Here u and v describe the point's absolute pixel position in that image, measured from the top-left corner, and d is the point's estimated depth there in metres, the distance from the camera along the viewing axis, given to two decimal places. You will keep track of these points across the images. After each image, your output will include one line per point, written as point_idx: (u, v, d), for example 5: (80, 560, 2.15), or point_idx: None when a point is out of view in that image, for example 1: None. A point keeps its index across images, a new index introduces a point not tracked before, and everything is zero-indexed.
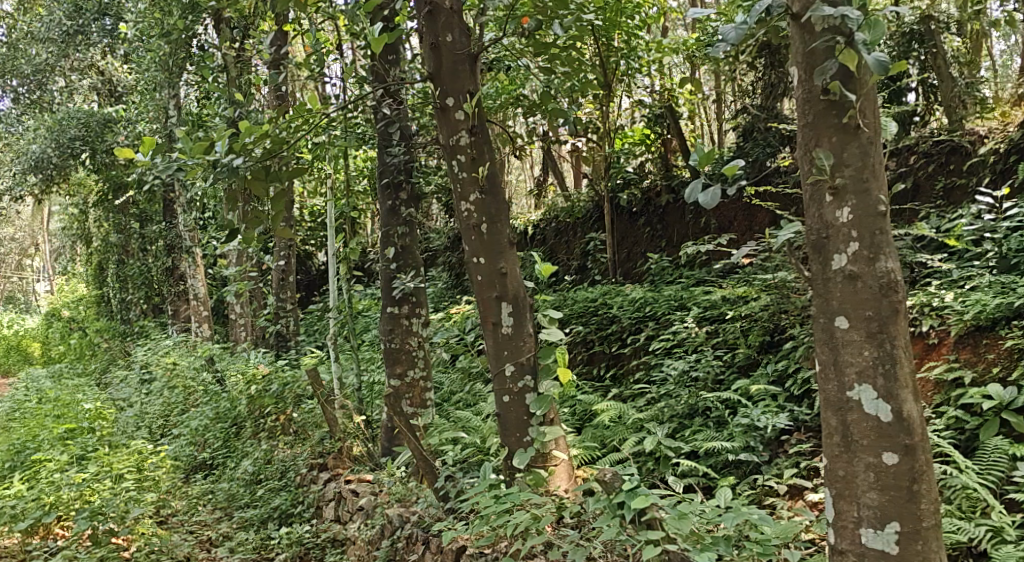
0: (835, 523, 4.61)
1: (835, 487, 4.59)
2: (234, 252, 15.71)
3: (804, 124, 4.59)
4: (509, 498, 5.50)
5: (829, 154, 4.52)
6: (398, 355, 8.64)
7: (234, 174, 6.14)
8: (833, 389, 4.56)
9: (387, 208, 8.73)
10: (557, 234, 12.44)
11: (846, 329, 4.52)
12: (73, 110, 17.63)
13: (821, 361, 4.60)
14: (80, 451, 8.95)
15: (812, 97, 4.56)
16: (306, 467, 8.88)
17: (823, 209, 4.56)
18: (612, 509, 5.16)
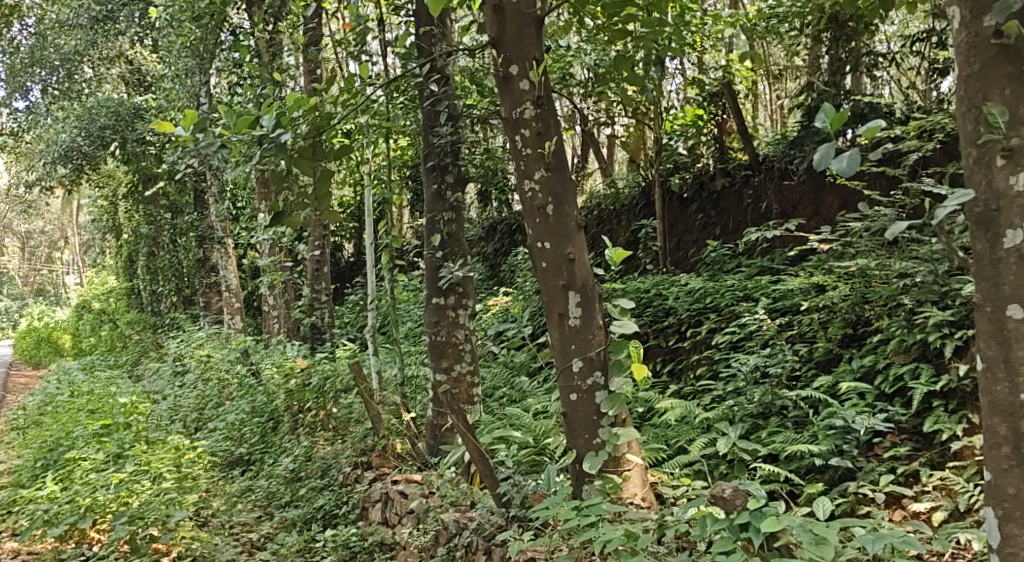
0: (1001, 549, 3.84)
1: (1001, 507, 3.82)
2: (268, 242, 15.33)
3: (968, 74, 3.82)
4: (593, 511, 4.98)
5: (1002, 109, 3.76)
6: (445, 349, 8.18)
7: (279, 152, 5.64)
8: (1003, 391, 3.79)
9: (431, 192, 8.18)
10: (601, 222, 11.89)
11: (1020, 319, 3.75)
12: (102, 99, 17.35)
13: (986, 357, 3.84)
14: (116, 449, 8.57)
15: (980, 40, 3.80)
16: (349, 466, 8.42)
17: (992, 175, 3.78)
18: (735, 532, 4.55)
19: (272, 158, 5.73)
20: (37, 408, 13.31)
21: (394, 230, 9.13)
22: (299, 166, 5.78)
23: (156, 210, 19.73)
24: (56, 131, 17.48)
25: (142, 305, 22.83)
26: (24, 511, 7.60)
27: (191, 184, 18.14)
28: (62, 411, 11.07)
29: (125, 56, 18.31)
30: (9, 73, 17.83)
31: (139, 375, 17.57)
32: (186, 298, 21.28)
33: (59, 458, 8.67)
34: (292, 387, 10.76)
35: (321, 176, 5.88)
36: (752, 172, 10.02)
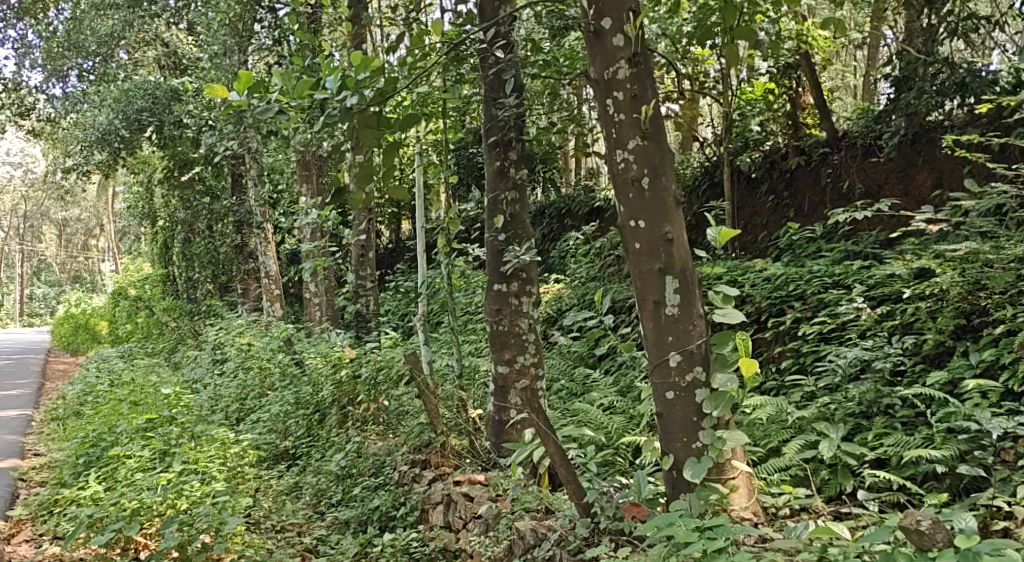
0: None
1: None
2: (309, 227, 14.90)
3: None
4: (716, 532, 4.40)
5: None
6: (508, 340, 7.64)
7: (345, 118, 5.20)
8: None
9: (493, 168, 7.61)
10: None
11: None
12: (139, 82, 17.00)
13: None
14: (163, 448, 8.16)
15: None
16: (404, 463, 7.91)
17: None
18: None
19: (335, 125, 5.27)
20: (76, 398, 12.98)
21: (455, 211, 8.46)
22: (362, 138, 5.37)
23: (192, 195, 19.36)
24: (94, 114, 17.24)
25: (178, 292, 22.47)
26: (66, 513, 7.25)
27: (229, 168, 17.76)
28: (103, 402, 10.70)
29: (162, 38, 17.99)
30: (47, 56, 17.80)
31: (178, 363, 17.20)
32: (224, 285, 20.91)
33: (102, 454, 8.27)
34: (339, 379, 10.27)
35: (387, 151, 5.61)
36: (831, 149, 9.41)
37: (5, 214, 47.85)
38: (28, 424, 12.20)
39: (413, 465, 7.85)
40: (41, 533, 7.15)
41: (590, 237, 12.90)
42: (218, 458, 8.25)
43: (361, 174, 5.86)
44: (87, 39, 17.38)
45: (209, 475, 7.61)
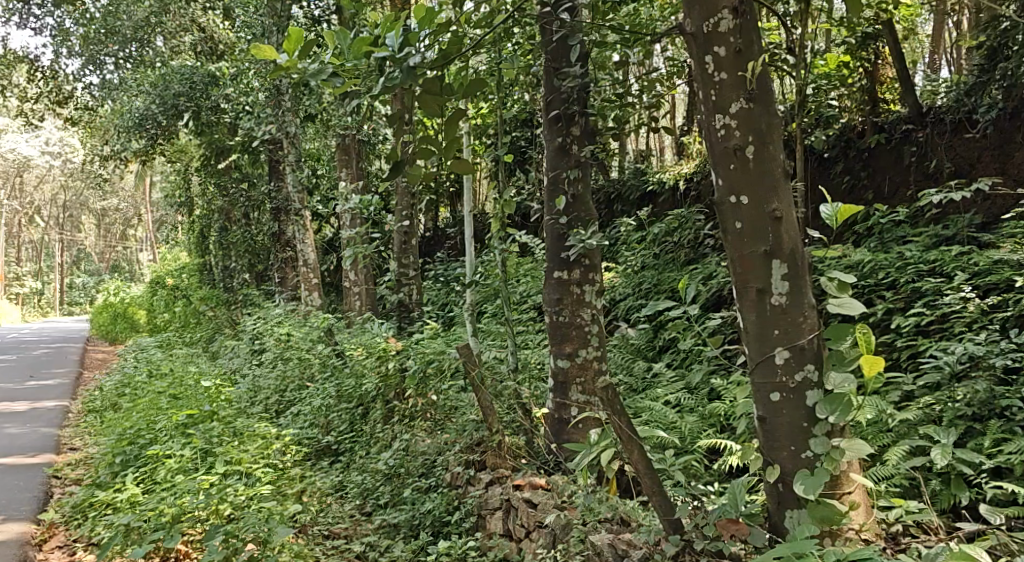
0: None
1: None
2: (349, 214, 14.48)
3: None
4: None
5: None
6: (570, 333, 7.09)
7: (411, 80, 4.63)
8: None
9: (553, 146, 7.01)
10: None
11: None
12: (177, 66, 16.76)
13: None
14: (203, 449, 7.74)
15: None
16: (456, 464, 7.38)
17: None
18: None
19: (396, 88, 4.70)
20: (113, 389, 12.61)
21: (510, 192, 7.81)
22: (425, 103, 4.84)
23: (229, 183, 18.94)
24: (132, 100, 16.92)
25: (214, 281, 22.08)
26: (102, 518, 6.86)
27: (267, 154, 17.32)
28: (141, 395, 10.29)
29: (198, 23, 17.63)
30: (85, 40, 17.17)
31: (216, 353, 16.80)
32: (261, 274, 20.48)
33: (141, 452, 7.85)
34: (383, 372, 9.76)
35: (449, 118, 5.08)
36: (913, 126, 8.89)
37: (45, 204, 48.02)
38: (65, 415, 11.86)
39: (467, 467, 7.27)
40: (75, 539, 6.78)
41: (644, 223, 12.27)
42: (261, 458, 7.80)
43: (422, 146, 5.31)
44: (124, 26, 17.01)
45: (254, 477, 7.19)
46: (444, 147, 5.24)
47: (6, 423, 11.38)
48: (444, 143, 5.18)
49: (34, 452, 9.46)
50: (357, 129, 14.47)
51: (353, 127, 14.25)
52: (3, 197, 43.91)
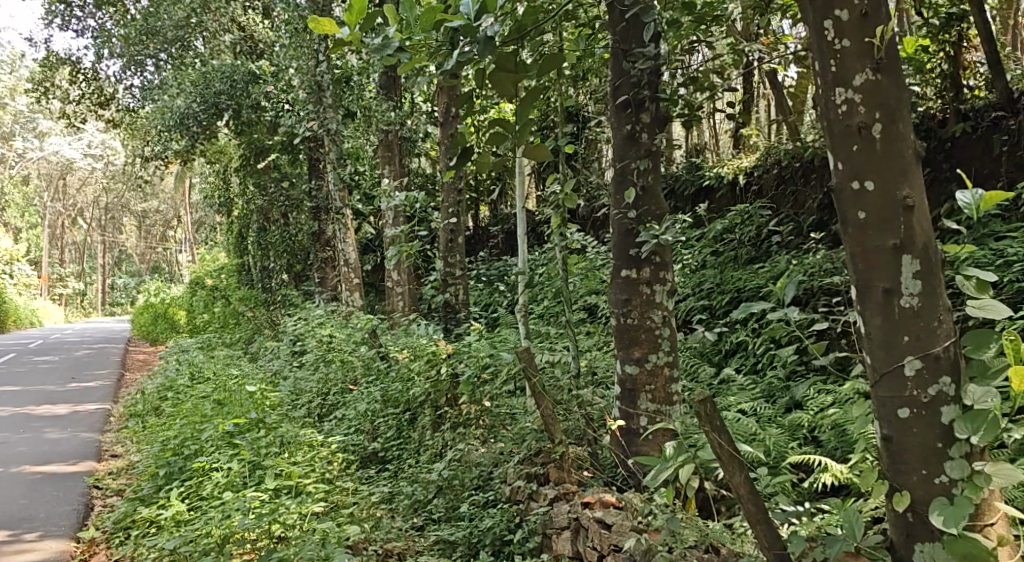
0: None
1: None
2: (392, 211, 14.10)
3: None
4: None
5: None
6: (638, 336, 6.56)
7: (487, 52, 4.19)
8: None
9: (621, 134, 6.47)
10: (804, 177, 10.66)
11: None
12: (218, 63, 16.60)
13: None
14: (250, 462, 7.46)
15: None
16: (515, 478, 6.90)
17: None
18: None
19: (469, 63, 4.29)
20: (155, 393, 12.32)
21: (569, 184, 7.21)
22: (498, 81, 4.42)
23: (268, 182, 18.65)
24: (172, 99, 16.77)
25: (252, 282, 21.78)
26: (145, 538, 6.59)
27: (306, 153, 17.02)
28: (184, 401, 9.97)
29: (238, 23, 17.52)
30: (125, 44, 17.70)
31: (256, 354, 16.46)
32: (301, 274, 20.15)
33: (185, 465, 7.64)
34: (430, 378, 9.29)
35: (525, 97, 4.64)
36: (1005, 114, 8.48)
37: (87, 205, 48.31)
38: (107, 420, 11.58)
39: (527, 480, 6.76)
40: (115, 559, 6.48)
41: (702, 220, 11.70)
42: (310, 471, 7.47)
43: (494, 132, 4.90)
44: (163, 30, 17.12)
45: (306, 495, 6.89)
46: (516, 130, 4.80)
47: (46, 428, 11.10)
48: (517, 125, 4.74)
49: (75, 461, 9.16)
50: (400, 125, 14.12)
51: (396, 123, 13.90)
52: (47, 198, 44.27)
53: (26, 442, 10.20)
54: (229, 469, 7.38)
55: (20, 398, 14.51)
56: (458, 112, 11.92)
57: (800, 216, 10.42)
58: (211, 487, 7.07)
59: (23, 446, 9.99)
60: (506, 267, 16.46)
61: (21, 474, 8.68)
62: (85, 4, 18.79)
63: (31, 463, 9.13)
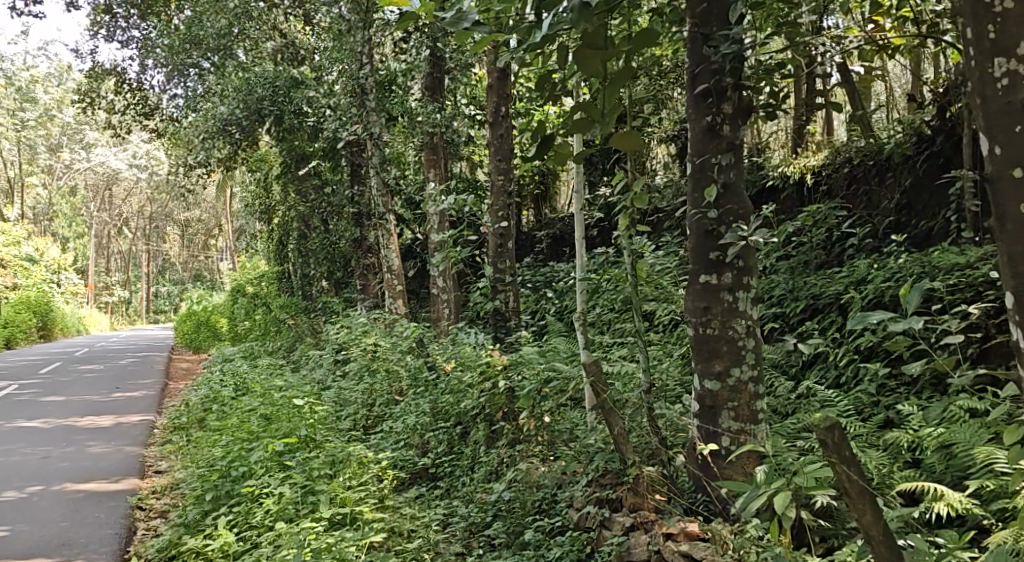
0: None
1: None
2: (438, 217, 13.70)
3: None
4: None
5: None
6: (719, 348, 6.03)
7: (578, 21, 3.90)
8: None
9: (699, 126, 5.95)
10: (877, 177, 10.08)
11: None
12: (261, 68, 16.35)
13: None
14: (301, 487, 7.11)
15: None
16: (584, 502, 6.41)
17: None
18: None
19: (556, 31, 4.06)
20: (198, 404, 11.98)
21: (640, 182, 6.66)
22: (583, 58, 4.03)
23: (309, 189, 18.31)
24: (215, 106, 16.55)
25: (293, 289, 21.47)
26: None
27: (349, 158, 16.68)
28: (229, 415, 9.59)
29: (280, 29, 17.30)
30: (170, 53, 17.64)
31: (298, 364, 16.06)
32: (343, 282, 19.77)
33: (233, 489, 7.31)
34: (484, 391, 8.81)
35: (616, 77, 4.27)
36: None
37: (131, 215, 48.62)
38: (150, 432, 11.23)
39: (598, 505, 6.31)
40: None
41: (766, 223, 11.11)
42: (365, 496, 7.10)
43: (579, 118, 4.64)
44: (206, 37, 16.98)
45: (364, 527, 6.55)
46: (602, 114, 4.58)
47: (88, 441, 10.79)
48: (602, 107, 4.51)
49: (117, 478, 8.76)
50: (446, 129, 13.72)
51: (442, 126, 13.50)
52: (92, 209, 44.62)
53: (67, 456, 9.83)
54: (281, 494, 7.06)
55: (63, 408, 14.26)
56: (509, 112, 11.44)
57: (876, 217, 9.82)
58: (261, 514, 6.79)
59: (65, 461, 9.65)
60: (554, 274, 15.93)
61: (61, 492, 8.29)
62: (129, 13, 18.72)
63: (72, 480, 8.74)
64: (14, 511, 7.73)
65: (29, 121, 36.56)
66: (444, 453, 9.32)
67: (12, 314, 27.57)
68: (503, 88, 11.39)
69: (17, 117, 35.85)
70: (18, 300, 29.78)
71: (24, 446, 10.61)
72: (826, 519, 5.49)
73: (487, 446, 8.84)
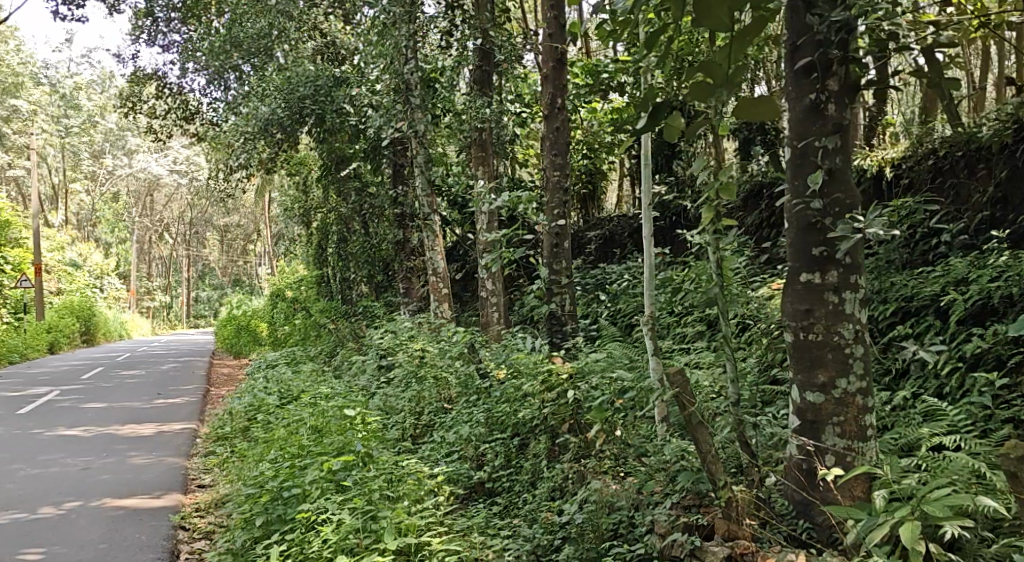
0: None
1: None
2: (487, 217, 13.14)
3: None
4: None
5: None
6: (823, 356, 5.38)
7: None
8: None
9: (801, 106, 5.32)
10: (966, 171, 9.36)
11: None
12: (303, 68, 15.90)
13: None
14: (361, 514, 6.60)
15: None
16: (669, 528, 5.83)
17: None
18: None
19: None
20: (241, 412, 11.52)
21: (727, 170, 5.94)
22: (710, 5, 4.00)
23: (349, 191, 17.82)
24: (256, 106, 16.13)
25: (332, 294, 21.04)
26: None
27: (391, 157, 16.18)
28: (274, 426, 9.10)
29: (320, 29, 16.95)
30: (212, 55, 17.35)
31: (340, 369, 15.54)
32: (385, 286, 19.27)
33: (286, 514, 6.82)
34: (544, 400, 8.21)
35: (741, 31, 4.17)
36: None
37: (172, 220, 48.71)
38: (192, 442, 10.78)
39: (686, 532, 5.74)
40: None
41: None
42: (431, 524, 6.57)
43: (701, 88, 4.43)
44: (246, 39, 16.58)
45: None
46: (727, 77, 4.36)
47: (129, 451, 10.34)
48: (727, 68, 4.33)
49: (159, 493, 8.26)
50: (495, 125, 13.17)
51: (492, 122, 12.95)
52: (133, 215, 44.70)
53: (108, 468, 9.38)
54: (340, 522, 6.55)
55: (104, 416, 13.86)
56: (564, 105, 10.81)
57: (966, 212, 9.12)
58: (319, 544, 6.32)
59: (107, 473, 9.19)
60: (605, 276, 15.27)
61: (102, 509, 7.81)
62: (171, 16, 18.41)
63: (113, 495, 8.26)
64: (51, 532, 7.25)
65: (73, 127, 36.69)
66: (501, 466, 8.75)
67: (55, 319, 27.48)
68: (559, 80, 10.75)
69: (61, 124, 35.98)
70: (61, 305, 29.70)
71: (63, 456, 10.16)
72: (954, 552, 4.86)
73: (548, 460, 8.26)
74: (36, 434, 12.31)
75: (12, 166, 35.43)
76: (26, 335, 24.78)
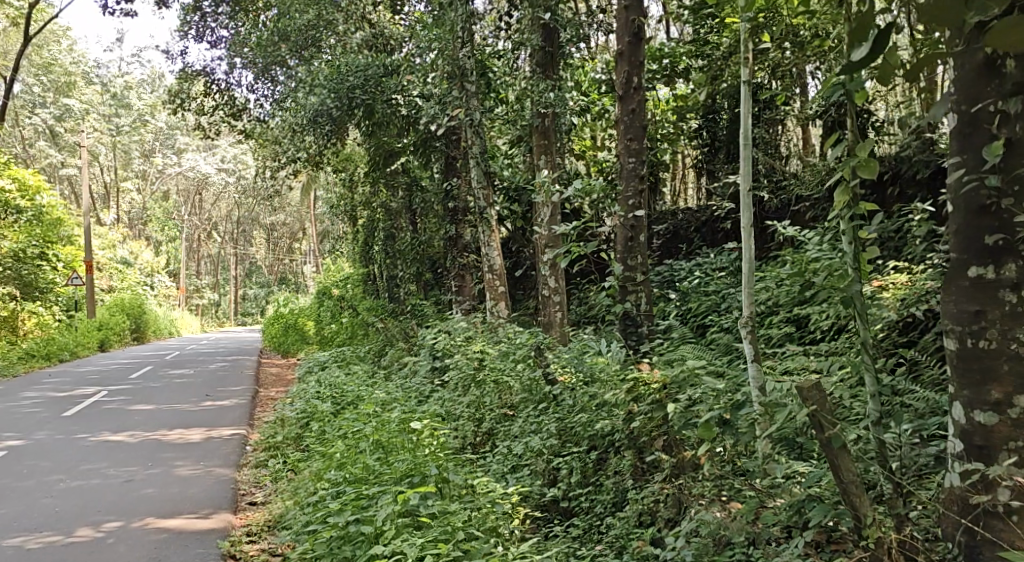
0: None
1: None
2: (550, 209, 12.22)
3: None
4: None
5: None
6: (998, 368, 4.42)
7: None
8: None
9: (974, 63, 4.40)
10: None
11: None
12: (354, 56, 15.11)
13: None
14: (446, 561, 5.71)
15: None
16: None
17: None
18: None
19: None
20: (292, 419, 10.79)
21: (868, 145, 5.13)
22: None
23: (399, 185, 16.99)
24: (306, 97, 15.33)
25: (380, 292, 20.33)
26: None
27: (444, 149, 15.31)
28: (332, 438, 8.32)
29: (369, 19, 15.78)
30: (260, 47, 16.62)
31: (391, 370, 14.76)
32: (434, 282, 18.46)
33: (354, 556, 5.99)
34: (628, 414, 7.29)
35: None
36: None
37: (220, 219, 48.53)
38: (242, 450, 10.04)
39: None
40: None
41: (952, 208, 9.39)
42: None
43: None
44: (295, 31, 15.97)
45: None
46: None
47: (176, 460, 9.62)
48: None
49: (206, 512, 7.50)
50: (558, 111, 12.25)
51: (556, 108, 12.08)
52: (183, 213, 44.57)
53: (153, 482, 8.64)
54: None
55: (152, 419, 13.21)
56: (641, 85, 9.86)
57: None
58: None
59: (152, 487, 8.46)
60: (672, 272, 14.30)
61: (145, 532, 7.07)
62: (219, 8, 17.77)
63: (159, 516, 7.51)
64: (92, 559, 6.51)
65: (125, 126, 36.48)
66: (578, 484, 7.88)
67: (106, 317, 27.10)
68: (635, 56, 9.84)
69: (112, 124, 35.78)
70: (112, 303, 29.42)
71: (106, 466, 9.46)
72: None
73: (634, 481, 7.38)
74: (80, 440, 11.67)
75: (64, 164, 35.28)
76: (78, 332, 24.46)
